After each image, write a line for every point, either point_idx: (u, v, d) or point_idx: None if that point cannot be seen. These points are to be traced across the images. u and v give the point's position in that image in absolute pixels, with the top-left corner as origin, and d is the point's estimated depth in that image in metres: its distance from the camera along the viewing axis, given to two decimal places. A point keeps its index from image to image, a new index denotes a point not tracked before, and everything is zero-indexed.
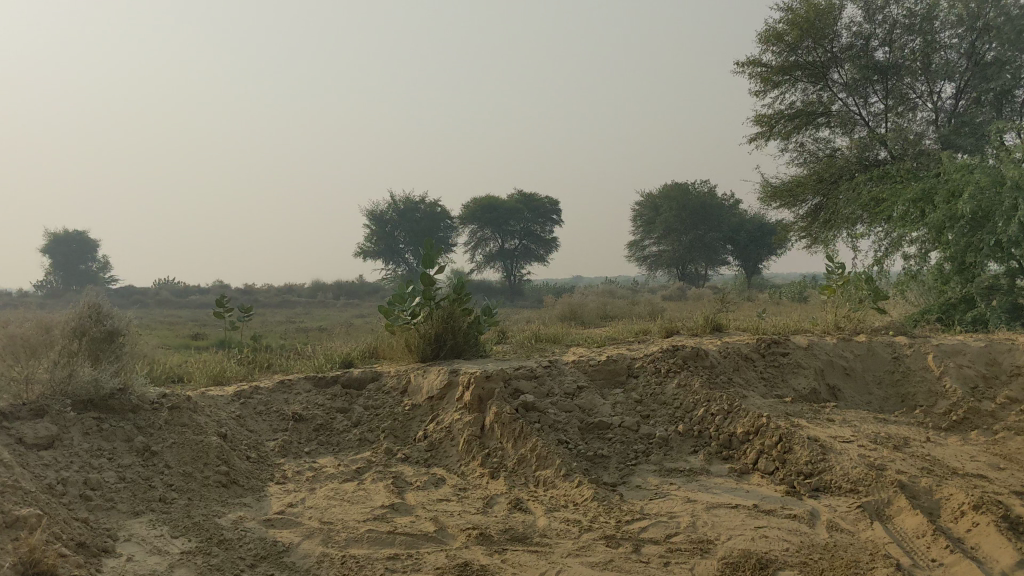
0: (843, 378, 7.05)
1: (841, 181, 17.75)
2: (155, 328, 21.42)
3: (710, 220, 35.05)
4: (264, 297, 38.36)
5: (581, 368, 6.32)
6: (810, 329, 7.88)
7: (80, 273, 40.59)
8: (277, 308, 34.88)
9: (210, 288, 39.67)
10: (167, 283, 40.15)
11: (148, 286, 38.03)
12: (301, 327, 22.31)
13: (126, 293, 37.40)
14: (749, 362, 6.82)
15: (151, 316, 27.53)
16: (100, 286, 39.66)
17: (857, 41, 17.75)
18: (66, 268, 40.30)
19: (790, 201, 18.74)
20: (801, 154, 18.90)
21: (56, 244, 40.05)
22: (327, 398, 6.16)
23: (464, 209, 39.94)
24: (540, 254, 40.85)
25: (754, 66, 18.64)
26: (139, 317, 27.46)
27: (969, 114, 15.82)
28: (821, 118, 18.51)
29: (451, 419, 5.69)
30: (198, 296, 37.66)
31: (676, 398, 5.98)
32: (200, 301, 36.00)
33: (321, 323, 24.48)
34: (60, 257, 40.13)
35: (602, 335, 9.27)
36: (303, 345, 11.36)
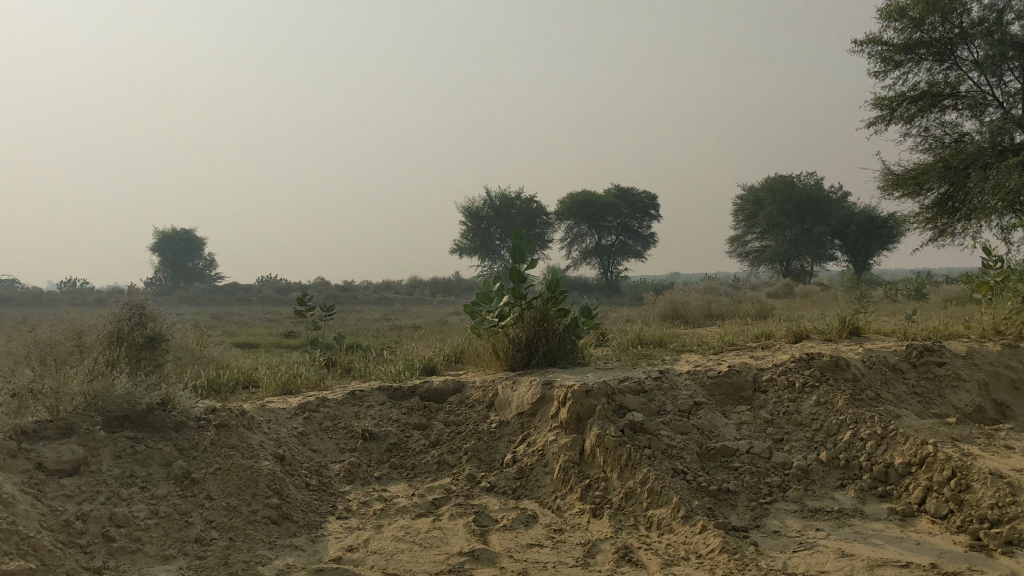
0: (1011, 392, 5.92)
1: (972, 169, 16.19)
2: (252, 326, 21.17)
3: (818, 213, 33.36)
4: (361, 293, 38.22)
5: (698, 380, 5.36)
6: (964, 334, 6.73)
7: (186, 271, 41.22)
8: (373, 305, 34.64)
9: (310, 286, 39.79)
10: (268, 280, 40.46)
11: (251, 284, 38.32)
12: (396, 325, 21.78)
13: (229, 291, 37.77)
14: (899, 373, 5.75)
15: (250, 314, 27.50)
16: (204, 284, 40.20)
17: (990, 15, 16.13)
18: (174, 266, 41.01)
19: (913, 190, 17.19)
20: (924, 139, 17.38)
21: (163, 242, 40.75)
22: (402, 411, 5.34)
23: (561, 205, 39.03)
24: (638, 250, 39.57)
25: (872, 45, 17.15)
26: (238, 314, 27.44)
27: None
28: (947, 100, 16.98)
29: (545, 441, 4.81)
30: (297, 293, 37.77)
31: (814, 418, 4.99)
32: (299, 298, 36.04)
33: (417, 320, 23.93)
34: (168, 256, 40.85)
35: (716, 338, 8.24)
36: (391, 346, 10.64)
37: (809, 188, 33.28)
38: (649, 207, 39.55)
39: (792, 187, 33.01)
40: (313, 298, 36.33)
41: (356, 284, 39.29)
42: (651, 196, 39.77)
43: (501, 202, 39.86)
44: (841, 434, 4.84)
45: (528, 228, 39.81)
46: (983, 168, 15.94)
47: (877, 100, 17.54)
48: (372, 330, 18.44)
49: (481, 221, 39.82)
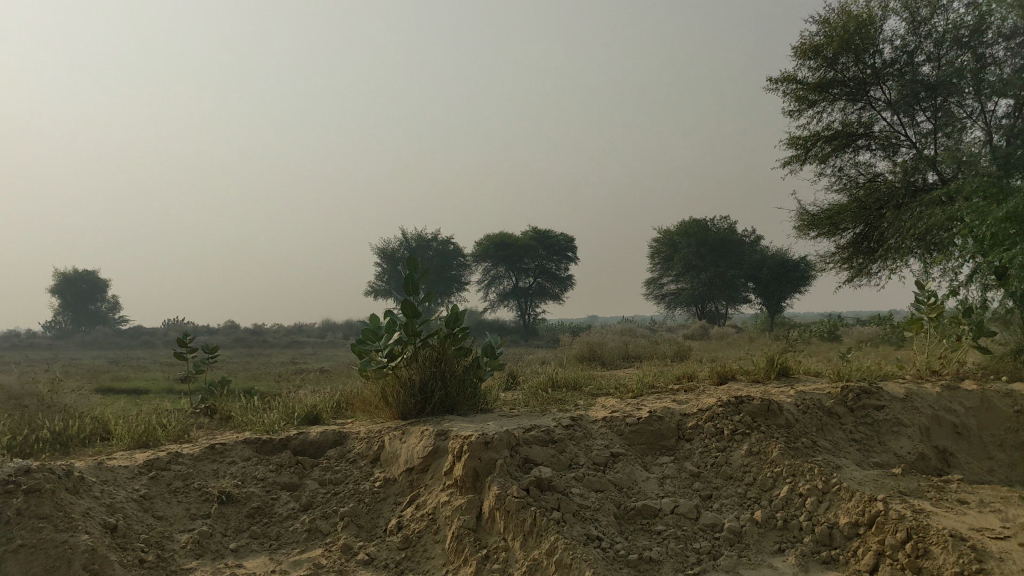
0: (954, 439, 5.41)
1: (885, 209, 16.08)
2: (147, 370, 19.88)
3: (731, 256, 33.31)
4: (271, 336, 36.90)
5: (614, 428, 4.69)
6: (898, 374, 6.23)
7: (88, 314, 39.22)
8: (283, 348, 33.40)
9: (218, 329, 38.29)
10: (175, 323, 38.80)
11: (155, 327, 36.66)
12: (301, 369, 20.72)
13: (132, 334, 36.04)
14: (835, 419, 5.19)
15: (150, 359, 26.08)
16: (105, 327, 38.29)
17: (901, 56, 16.18)
18: (74, 308, 39.03)
19: (829, 230, 17.06)
20: (838, 179, 17.33)
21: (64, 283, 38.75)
22: (272, 469, 4.55)
23: (478, 246, 38.50)
24: (556, 292, 39.16)
25: (787, 84, 17.12)
26: (137, 359, 25.97)
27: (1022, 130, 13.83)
28: (860, 140, 16.95)
29: (437, 503, 4.07)
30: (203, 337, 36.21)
31: (746, 471, 4.36)
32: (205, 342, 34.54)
33: (326, 364, 22.91)
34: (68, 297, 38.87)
35: (635, 380, 7.61)
36: (285, 390, 9.76)
37: (722, 231, 33.38)
38: (567, 249, 39.33)
39: (706, 230, 33.13)
40: (220, 341, 34.85)
41: (266, 326, 37.96)
42: (569, 238, 39.58)
43: (417, 243, 39.15)
44: (777, 490, 4.21)
45: (445, 271, 39.15)
46: (897, 207, 15.85)
47: (793, 139, 17.54)
48: (277, 373, 17.43)
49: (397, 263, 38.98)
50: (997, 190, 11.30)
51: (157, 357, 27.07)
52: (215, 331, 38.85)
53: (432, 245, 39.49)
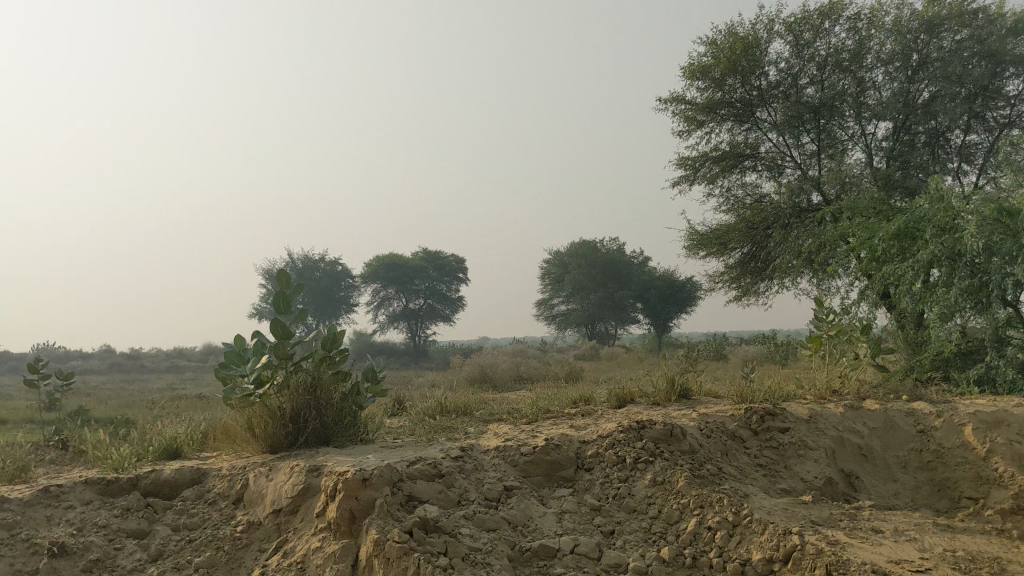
0: (859, 461, 5.20)
1: (773, 228, 16.22)
2: (8, 398, 18.47)
3: (620, 277, 33.51)
4: (148, 361, 35.26)
5: (507, 458, 4.27)
6: (798, 395, 6.03)
7: None
8: (161, 372, 31.91)
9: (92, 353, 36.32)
10: (45, 347, 36.65)
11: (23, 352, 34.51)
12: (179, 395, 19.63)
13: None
14: (739, 443, 4.90)
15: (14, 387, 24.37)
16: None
17: (785, 78, 16.44)
18: None
19: (718, 249, 17.16)
20: (726, 199, 17.47)
21: None
22: (117, 513, 3.95)
23: (367, 267, 37.76)
24: (446, 313, 38.71)
25: (677, 104, 17.21)
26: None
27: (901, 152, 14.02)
28: (747, 161, 17.13)
29: (308, 549, 3.57)
30: (76, 362, 34.25)
31: (650, 503, 3.99)
32: (78, 367, 32.66)
33: (207, 389, 21.80)
34: None
35: (530, 403, 7.23)
36: (152, 419, 9.00)
37: (611, 253, 33.59)
38: (458, 270, 39.18)
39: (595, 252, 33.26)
40: (95, 366, 33.03)
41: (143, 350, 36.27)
42: (459, 259, 39.33)
43: (303, 265, 38.16)
44: (684, 524, 3.86)
45: (333, 292, 38.20)
46: (783, 227, 16.01)
47: (682, 159, 17.65)
48: (151, 400, 16.43)
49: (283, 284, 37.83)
50: (881, 210, 11.45)
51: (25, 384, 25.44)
52: (88, 356, 36.84)
53: (320, 266, 38.50)
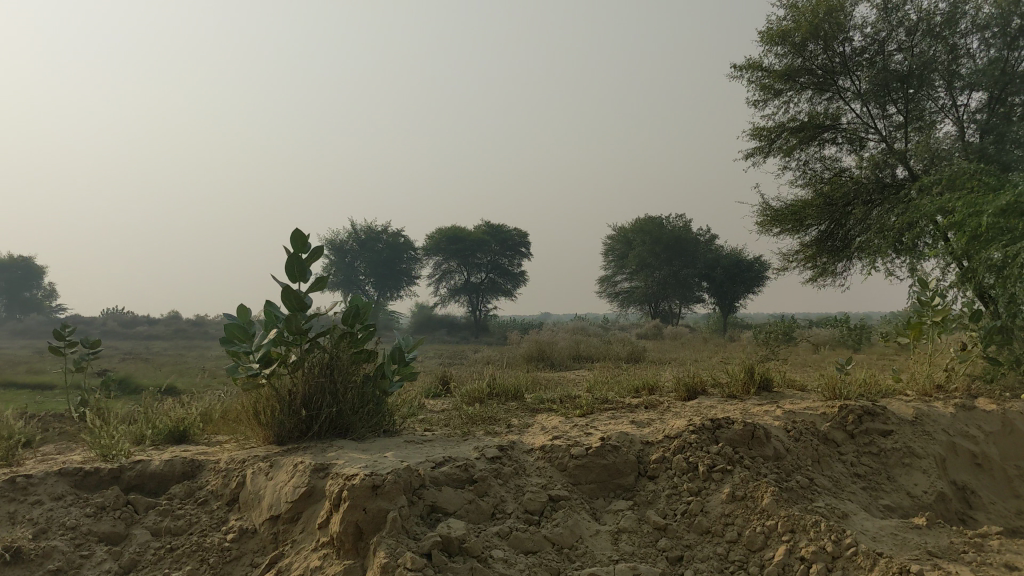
0: (974, 472, 4.37)
1: (853, 204, 15.15)
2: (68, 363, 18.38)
3: (686, 255, 32.45)
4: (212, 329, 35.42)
5: (554, 461, 3.56)
6: (898, 390, 5.20)
7: (23, 302, 37.16)
8: None
9: (159, 320, 36.61)
10: (115, 313, 37.04)
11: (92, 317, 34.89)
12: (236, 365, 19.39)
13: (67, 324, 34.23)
14: (833, 448, 4.12)
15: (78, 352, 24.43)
16: (39, 316, 36.29)
17: (871, 45, 15.29)
18: (9, 294, 36.84)
19: (793, 226, 16.15)
20: (803, 173, 16.47)
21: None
22: (91, 511, 3.35)
23: (430, 240, 37.30)
24: (508, 288, 38.06)
25: (753, 71, 16.19)
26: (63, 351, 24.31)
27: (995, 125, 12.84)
28: (826, 133, 16.06)
29: (305, 569, 2.91)
30: (144, 327, 34.52)
31: (727, 523, 3.25)
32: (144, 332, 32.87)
33: None
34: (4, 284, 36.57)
35: (587, 389, 6.51)
36: (190, 392, 8.51)
37: (677, 229, 32.58)
38: (520, 244, 38.44)
39: (660, 228, 32.24)
40: (160, 332, 33.21)
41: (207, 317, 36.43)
42: (522, 233, 38.63)
43: (366, 236, 37.83)
44: (770, 552, 3.11)
45: (396, 264, 37.84)
46: (865, 204, 14.94)
47: (757, 130, 16.67)
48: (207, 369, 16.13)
49: (346, 255, 37.47)
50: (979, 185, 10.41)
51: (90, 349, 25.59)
52: (155, 322, 37.15)
53: (382, 237, 38.13)
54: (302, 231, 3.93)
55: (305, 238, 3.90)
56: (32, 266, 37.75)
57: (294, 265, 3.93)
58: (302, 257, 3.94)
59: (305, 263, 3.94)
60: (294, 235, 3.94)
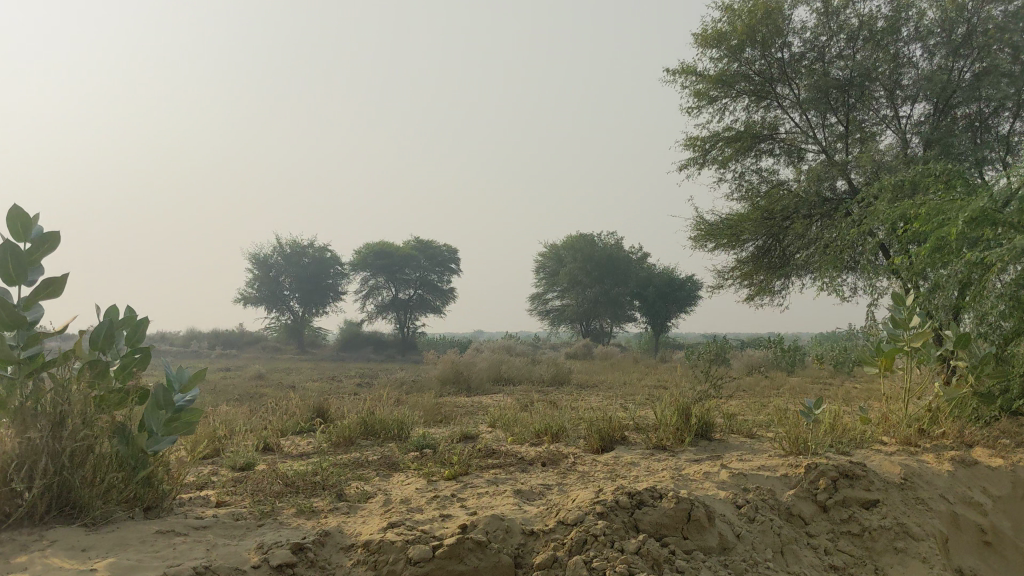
0: (983, 557, 3.21)
1: (792, 218, 14.16)
2: None
3: (618, 274, 31.53)
4: None
5: (380, 570, 2.26)
6: (875, 438, 4.05)
7: None
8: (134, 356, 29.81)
9: None
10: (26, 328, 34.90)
11: None
12: None
13: None
14: (798, 530, 2.92)
15: None
16: None
17: (810, 51, 14.38)
18: None
19: (729, 241, 15.14)
20: (738, 186, 15.54)
21: None
22: None
23: (357, 254, 35.74)
24: (437, 305, 36.65)
25: (686, 76, 15.19)
26: None
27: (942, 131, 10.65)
28: (764, 143, 15.15)
29: None
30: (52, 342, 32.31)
31: None
32: None
33: None
34: None
35: (485, 436, 5.25)
36: None
37: (609, 248, 31.77)
38: (449, 260, 37.20)
39: (592, 247, 31.44)
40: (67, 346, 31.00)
41: None
42: (450, 249, 37.36)
43: (291, 250, 36.10)
44: None
45: (321, 280, 36.23)
46: (806, 218, 13.95)
47: (689, 140, 15.71)
48: None
49: (269, 270, 35.51)
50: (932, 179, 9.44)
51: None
52: None
53: (308, 251, 36.46)
54: (24, 213, 2.68)
55: (26, 222, 2.66)
56: None
57: (9, 262, 2.66)
58: (20, 250, 2.68)
59: (24, 259, 2.67)
60: (13, 217, 2.68)
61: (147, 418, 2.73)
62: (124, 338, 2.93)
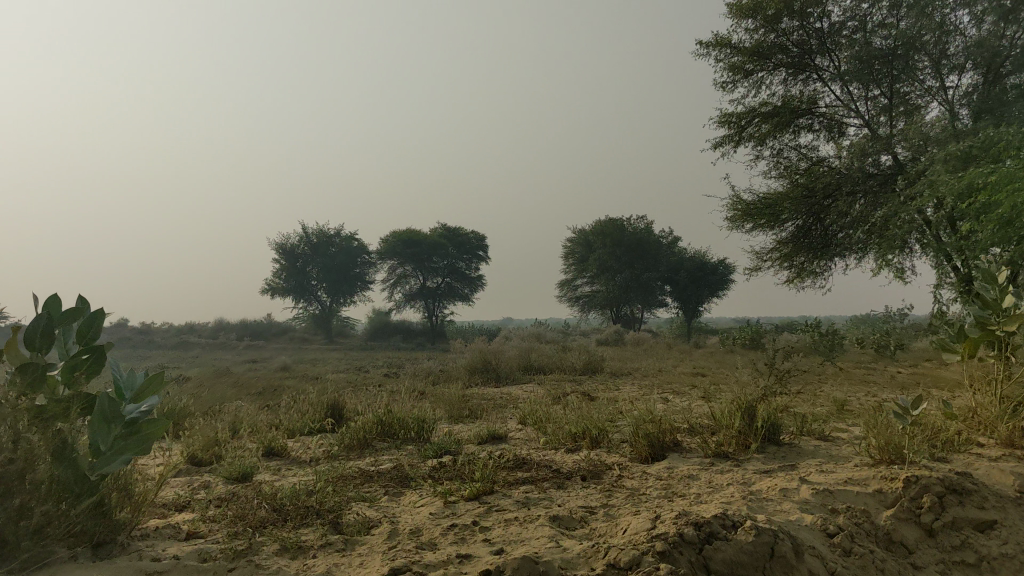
0: None
1: (834, 195, 13.44)
2: None
3: (648, 258, 30.85)
4: (156, 335, 33.13)
5: None
6: (968, 439, 3.44)
7: None
8: (162, 347, 29.59)
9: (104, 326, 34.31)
10: None
11: None
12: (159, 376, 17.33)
13: None
14: (904, 562, 2.34)
15: None
16: None
17: (851, 19, 13.63)
18: None
19: (768, 221, 14.47)
20: (776, 163, 14.86)
21: None
22: None
23: (384, 243, 35.32)
24: (465, 293, 36.17)
25: (720, 49, 14.52)
26: None
27: (996, 100, 9.90)
28: (803, 118, 14.46)
29: None
30: None
31: None
32: None
33: (195, 370, 19.51)
34: None
35: (513, 437, 4.70)
36: None
37: (639, 232, 31.08)
38: (477, 247, 36.68)
39: (621, 231, 30.78)
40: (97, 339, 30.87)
41: (154, 326, 34.08)
42: (478, 236, 36.86)
43: (318, 239, 35.74)
44: None
45: (349, 270, 35.86)
46: (850, 195, 13.21)
47: (724, 116, 15.05)
48: None
49: (297, 260, 34.98)
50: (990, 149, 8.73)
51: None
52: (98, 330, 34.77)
53: (334, 241, 36.09)
54: None
55: None
56: None
57: None
58: None
59: None
60: None
61: (94, 433, 2.18)
62: (65, 337, 2.44)
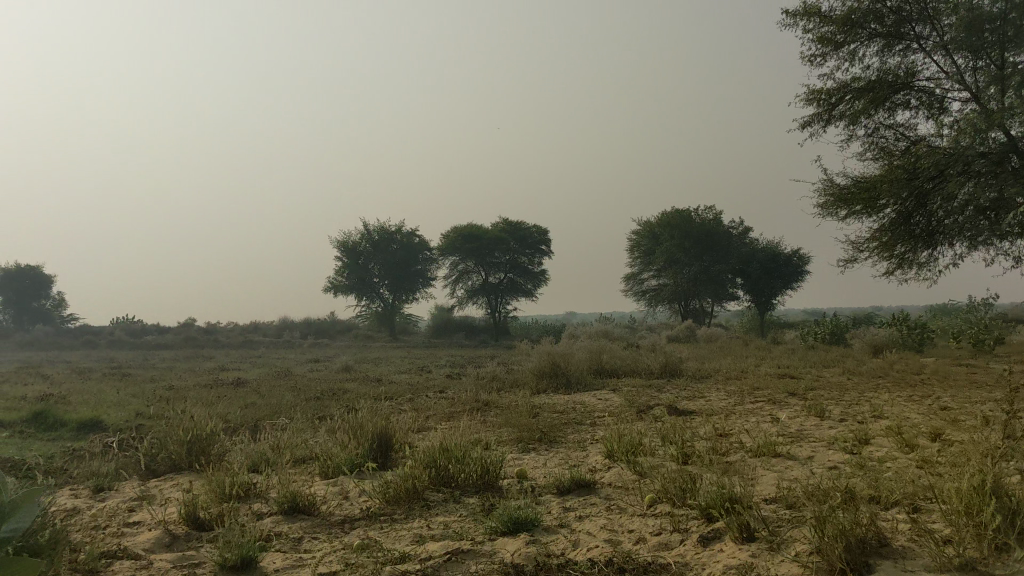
0: None
1: (942, 175, 11.87)
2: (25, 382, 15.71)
3: (718, 250, 29.48)
4: (220, 334, 32.80)
5: None
6: None
7: (32, 312, 34.76)
8: (224, 346, 29.14)
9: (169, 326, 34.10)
10: (126, 323, 34.89)
11: (103, 328, 32.54)
12: (216, 379, 16.65)
13: (77, 335, 31.94)
14: None
15: (58, 363, 21.71)
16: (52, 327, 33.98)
17: None
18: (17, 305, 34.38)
19: (864, 206, 13.09)
20: (871, 143, 13.49)
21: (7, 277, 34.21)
22: None
23: (445, 239, 34.46)
24: (529, 289, 35.10)
25: (809, 19, 13.14)
26: (41, 364, 21.58)
27: None
28: (901, 92, 12.99)
29: None
30: (150, 335, 32.07)
31: None
32: (146, 341, 30.31)
33: (254, 371, 18.89)
34: (13, 293, 34.22)
35: (601, 493, 3.64)
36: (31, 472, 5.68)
37: (707, 223, 29.73)
38: (541, 242, 35.60)
39: (688, 222, 29.47)
40: (159, 339, 30.57)
41: (217, 324, 33.74)
42: (541, 230, 35.78)
43: (379, 236, 35.00)
44: None
45: (411, 267, 35.13)
46: (960, 175, 11.61)
47: (812, 93, 13.70)
48: (164, 392, 13.38)
49: (359, 258, 34.30)
50: None
51: (67, 360, 23.08)
52: (164, 331, 34.60)
53: (396, 238, 35.33)
54: None
55: None
56: (40, 273, 35.39)
57: None
58: None
59: None
60: None
61: None
62: None
